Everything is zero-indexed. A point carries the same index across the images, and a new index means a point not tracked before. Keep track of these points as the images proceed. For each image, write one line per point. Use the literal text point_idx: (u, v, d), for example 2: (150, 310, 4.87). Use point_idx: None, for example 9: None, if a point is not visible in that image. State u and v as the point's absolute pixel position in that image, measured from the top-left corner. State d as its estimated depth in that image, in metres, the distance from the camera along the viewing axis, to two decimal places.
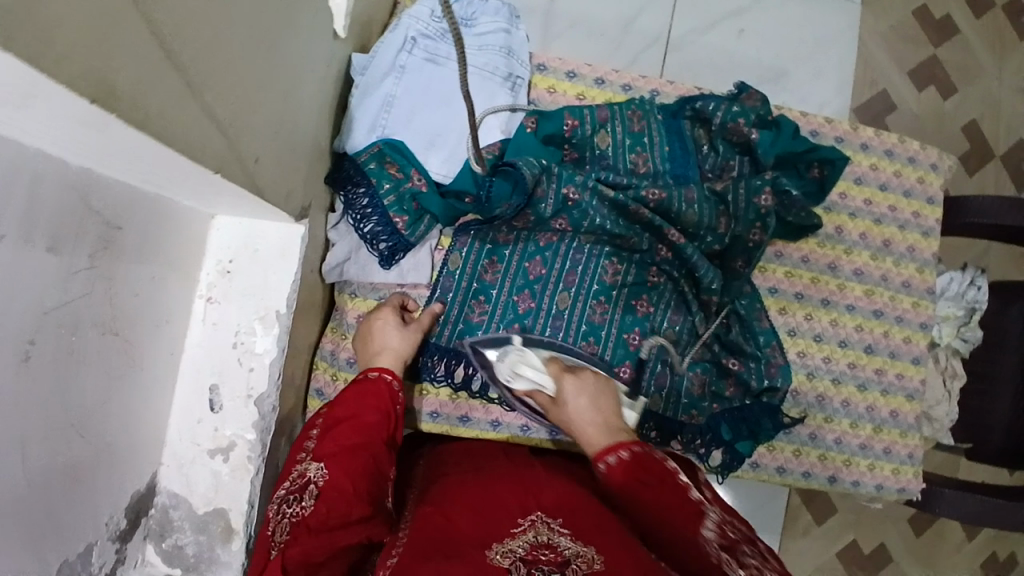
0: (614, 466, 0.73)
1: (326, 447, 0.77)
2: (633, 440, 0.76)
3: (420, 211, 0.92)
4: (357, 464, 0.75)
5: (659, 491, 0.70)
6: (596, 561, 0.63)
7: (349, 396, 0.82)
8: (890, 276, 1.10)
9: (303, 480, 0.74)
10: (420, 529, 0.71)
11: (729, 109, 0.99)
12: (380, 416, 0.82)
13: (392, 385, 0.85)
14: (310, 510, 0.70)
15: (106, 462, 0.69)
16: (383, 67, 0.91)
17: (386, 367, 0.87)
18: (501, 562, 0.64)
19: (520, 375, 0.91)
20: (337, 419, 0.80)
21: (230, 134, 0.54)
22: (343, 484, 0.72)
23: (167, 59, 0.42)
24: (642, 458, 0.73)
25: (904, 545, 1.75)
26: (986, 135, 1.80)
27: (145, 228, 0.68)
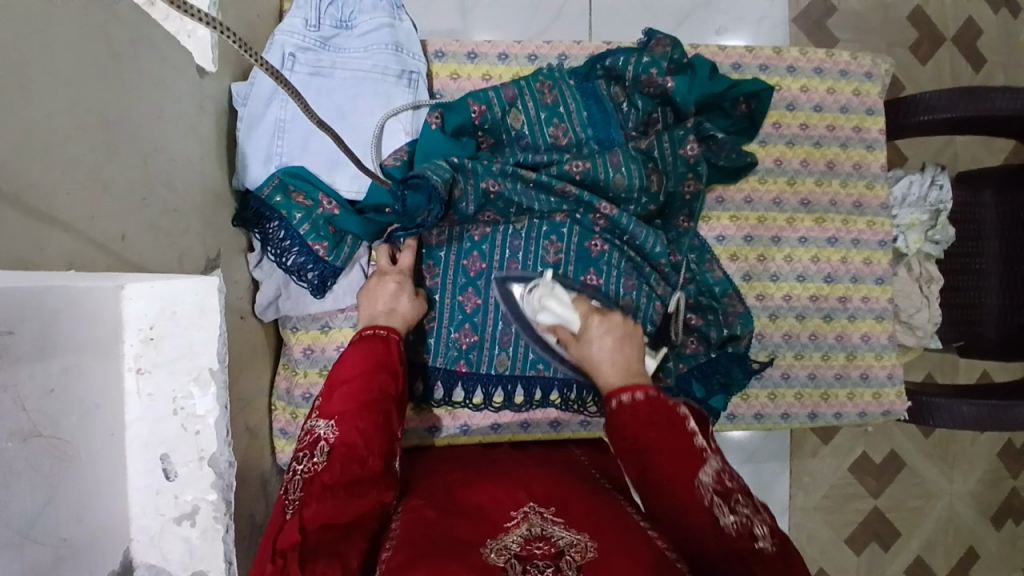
0: (626, 405, 0.72)
1: (336, 404, 0.72)
2: (647, 386, 0.74)
3: (340, 234, 0.89)
4: (371, 420, 0.71)
5: (666, 438, 0.68)
6: (590, 550, 0.63)
7: (357, 353, 0.77)
8: (839, 199, 1.06)
9: (311, 438, 0.69)
10: (413, 526, 0.66)
11: (639, 61, 0.94)
12: (391, 372, 0.77)
13: (398, 345, 0.81)
14: (324, 467, 0.66)
15: (66, 564, 0.64)
16: (264, 93, 0.85)
17: (393, 328, 0.82)
18: (497, 560, 0.62)
19: (546, 308, 0.88)
20: (343, 377, 0.74)
21: (69, 223, 0.52)
22: (357, 438, 0.69)
23: None
24: (650, 406, 0.71)
25: (914, 449, 1.76)
26: (933, 20, 1.73)
27: (40, 320, 0.60)
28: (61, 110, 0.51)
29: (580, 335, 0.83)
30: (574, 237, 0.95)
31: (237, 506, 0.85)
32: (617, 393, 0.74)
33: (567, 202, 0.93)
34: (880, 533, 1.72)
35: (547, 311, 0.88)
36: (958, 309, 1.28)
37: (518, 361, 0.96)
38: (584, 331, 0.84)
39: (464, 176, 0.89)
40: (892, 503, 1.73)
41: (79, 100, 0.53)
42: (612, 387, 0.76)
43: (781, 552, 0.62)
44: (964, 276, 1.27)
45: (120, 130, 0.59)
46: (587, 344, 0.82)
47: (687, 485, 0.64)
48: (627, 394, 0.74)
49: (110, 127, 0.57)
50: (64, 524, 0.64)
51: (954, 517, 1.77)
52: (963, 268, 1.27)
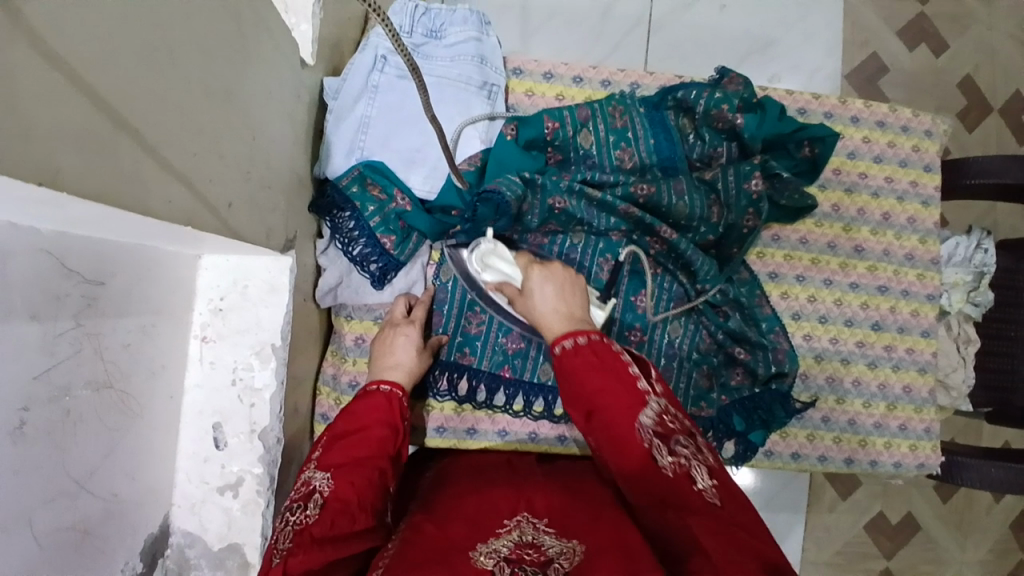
0: (569, 349, 0.70)
1: (334, 456, 0.72)
2: (593, 330, 0.73)
3: (408, 230, 0.92)
4: (363, 475, 0.70)
5: (602, 373, 0.66)
6: (577, 557, 0.64)
7: (358, 411, 0.79)
8: (892, 250, 1.08)
9: (307, 491, 0.68)
10: (414, 543, 0.66)
11: (711, 96, 0.96)
12: (393, 428, 0.79)
13: (402, 402, 0.83)
14: (315, 519, 0.63)
15: (116, 514, 0.66)
16: (355, 88, 0.90)
17: (398, 384, 0.84)
18: (485, 564, 0.63)
19: (491, 267, 0.87)
20: (344, 430, 0.76)
21: (191, 184, 0.55)
22: (350, 493, 0.67)
23: (106, 117, 0.43)
24: (589, 350, 0.69)
25: (933, 513, 1.73)
26: (986, 88, 1.76)
27: (128, 281, 0.66)
28: (197, 75, 0.54)
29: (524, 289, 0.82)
30: (629, 257, 0.97)
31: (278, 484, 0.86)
32: (562, 339, 0.73)
33: (627, 224, 0.96)
34: None
35: (491, 267, 0.87)
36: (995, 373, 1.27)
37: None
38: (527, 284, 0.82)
39: (533, 191, 0.92)
40: (906, 567, 1.70)
41: (212, 66, 0.56)
42: (559, 332, 0.74)
43: (721, 495, 0.57)
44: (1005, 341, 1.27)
45: (237, 102, 0.62)
46: (531, 295, 0.80)
47: (627, 426, 0.63)
48: (572, 337, 0.72)
49: (231, 97, 0.61)
50: (116, 480, 0.66)
51: None
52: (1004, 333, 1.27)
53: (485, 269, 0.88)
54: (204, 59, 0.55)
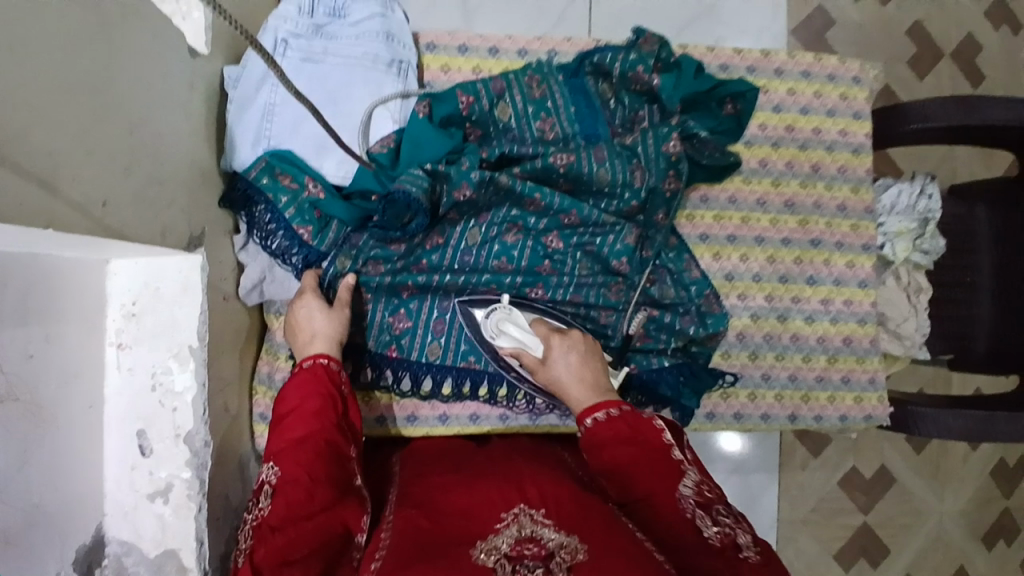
0: (602, 421, 0.77)
1: (276, 443, 0.74)
2: (620, 401, 0.80)
3: (325, 219, 0.90)
4: (307, 453, 0.72)
5: (637, 441, 0.74)
6: (579, 551, 0.63)
7: (290, 388, 0.77)
8: (823, 202, 1.07)
9: (260, 484, 0.72)
10: (403, 533, 0.67)
11: (627, 58, 0.95)
12: (327, 399, 0.77)
13: (330, 368, 0.80)
14: (270, 510, 0.69)
15: (40, 525, 0.65)
16: (256, 76, 0.87)
17: (320, 351, 0.81)
18: (486, 561, 0.63)
19: (505, 332, 0.90)
20: (281, 413, 0.76)
21: (54, 187, 0.53)
22: (299, 474, 0.70)
23: None
24: (630, 419, 0.77)
25: (906, 464, 1.75)
26: (933, 35, 1.74)
27: (28, 287, 0.63)
28: (47, 74, 0.52)
29: (545, 359, 0.87)
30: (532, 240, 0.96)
31: (212, 486, 0.86)
32: (590, 410, 0.80)
33: (546, 219, 0.95)
34: (868, 548, 1.70)
35: (506, 334, 0.90)
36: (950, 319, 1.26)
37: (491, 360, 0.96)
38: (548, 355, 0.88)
39: (438, 181, 0.90)
40: (881, 518, 1.71)
41: (64, 64, 0.54)
42: (583, 406, 0.81)
43: (765, 559, 0.64)
44: (956, 288, 1.26)
45: (106, 98, 0.60)
46: (553, 366, 0.86)
47: (670, 497, 0.70)
48: (601, 410, 0.79)
49: (95, 93, 0.59)
50: (36, 489, 0.64)
51: (944, 534, 1.75)
52: (956, 280, 1.26)
53: (500, 335, 0.90)
54: (60, 64, 0.53)
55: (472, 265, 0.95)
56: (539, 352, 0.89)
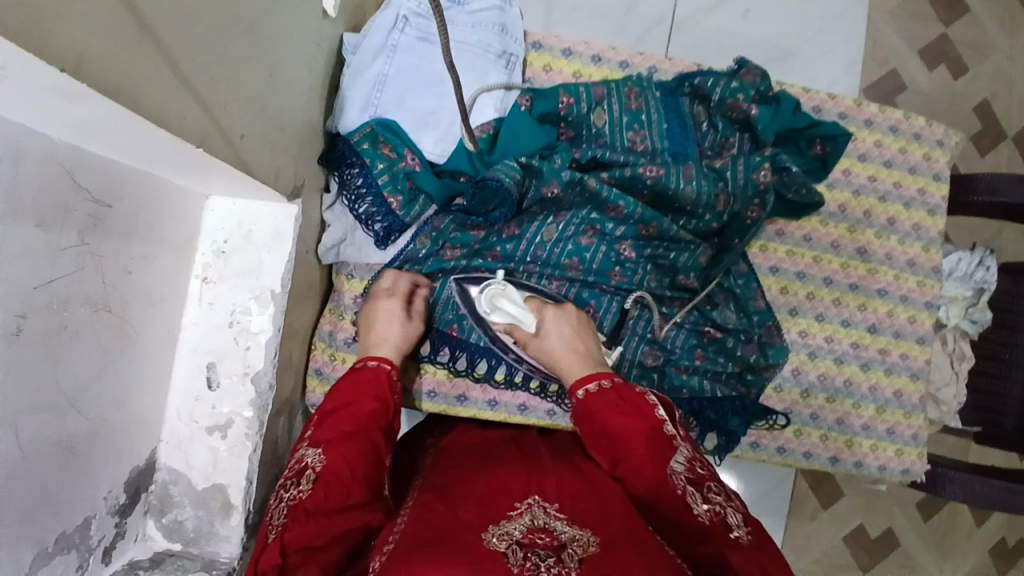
0: (594, 393, 0.78)
1: (324, 432, 0.73)
2: (613, 376, 0.81)
3: (415, 191, 0.93)
4: (354, 448, 0.71)
5: (628, 415, 0.74)
6: (591, 544, 0.63)
7: (348, 385, 0.79)
8: (894, 254, 1.08)
9: (298, 468, 0.70)
10: (421, 518, 0.65)
11: (728, 85, 0.97)
12: (380, 401, 0.79)
13: (391, 376, 0.82)
14: (308, 494, 0.66)
15: (103, 437, 0.68)
16: (374, 47, 0.92)
17: (372, 354, 0.84)
18: (497, 546, 0.61)
19: (499, 309, 0.90)
20: (331, 407, 0.76)
21: (210, 111, 0.56)
22: (342, 465, 0.69)
23: (142, 30, 0.44)
24: (616, 394, 0.77)
25: (914, 532, 1.72)
26: (1002, 112, 1.76)
27: (136, 211, 0.68)
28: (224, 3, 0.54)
29: (536, 332, 0.88)
30: (605, 245, 0.98)
31: (268, 430, 0.86)
32: (584, 383, 0.81)
33: (625, 226, 0.97)
34: None
35: (500, 310, 0.90)
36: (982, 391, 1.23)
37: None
38: (542, 326, 0.89)
39: (529, 176, 0.93)
40: None
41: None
42: (578, 376, 0.82)
43: (756, 540, 0.63)
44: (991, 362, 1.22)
45: (259, 35, 0.62)
46: (545, 339, 0.87)
47: (658, 472, 0.69)
48: (595, 383, 0.80)
49: (253, 30, 0.61)
50: (107, 403, 0.67)
51: None
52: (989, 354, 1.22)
53: (495, 311, 0.91)
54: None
55: (544, 259, 0.96)
56: (532, 329, 0.89)
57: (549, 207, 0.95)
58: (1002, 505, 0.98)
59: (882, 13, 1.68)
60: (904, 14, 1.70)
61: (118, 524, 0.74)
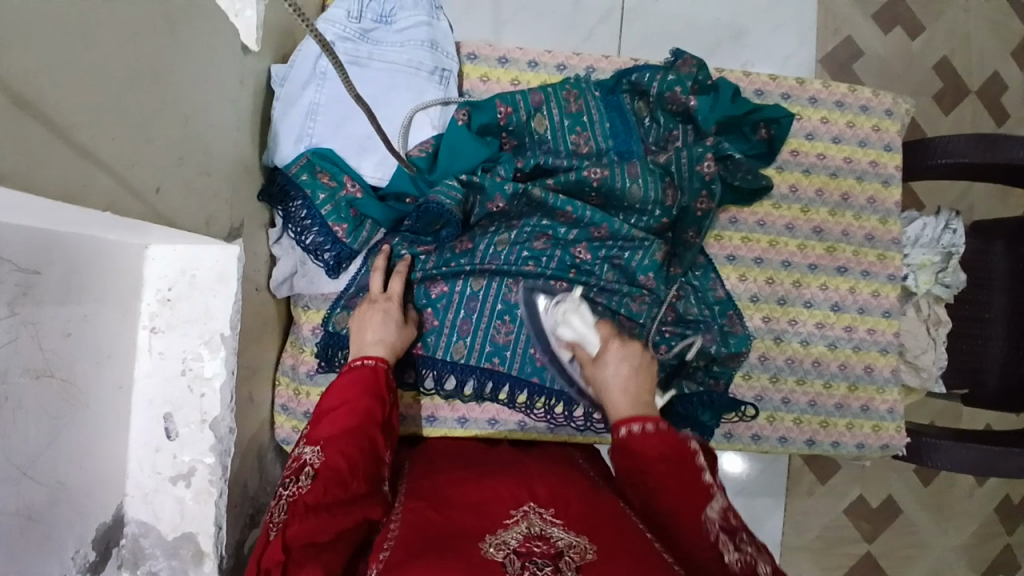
0: (638, 434, 0.72)
1: (323, 429, 0.72)
2: (658, 416, 0.75)
3: (360, 218, 0.92)
4: (354, 445, 0.71)
5: (672, 459, 0.70)
6: (589, 550, 0.60)
7: (341, 386, 0.76)
8: (851, 230, 1.08)
9: (297, 465, 0.70)
10: (413, 525, 0.66)
11: (665, 78, 0.97)
12: (379, 399, 0.77)
13: (381, 371, 0.79)
14: (308, 489, 0.66)
15: (63, 503, 0.66)
16: (303, 76, 0.90)
17: (367, 353, 0.81)
18: (495, 555, 0.60)
19: (568, 323, 0.90)
20: (328, 403, 0.74)
21: (117, 171, 0.55)
22: (342, 461, 0.69)
23: (22, 109, 0.43)
24: (658, 438, 0.72)
25: (913, 497, 1.72)
26: (960, 69, 1.75)
27: (68, 272, 0.66)
28: (120, 64, 0.53)
29: (597, 356, 0.84)
30: (559, 250, 0.96)
31: (233, 474, 0.86)
32: (627, 421, 0.74)
33: (577, 229, 0.96)
34: None
35: (568, 325, 0.89)
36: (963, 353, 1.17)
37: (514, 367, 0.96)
38: (603, 355, 0.84)
39: (472, 193, 0.93)
40: (887, 549, 1.69)
41: (136, 54, 0.55)
42: (623, 415, 0.76)
43: None
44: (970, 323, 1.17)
45: (168, 88, 0.62)
46: (604, 367, 0.82)
47: (694, 523, 0.65)
48: (638, 422, 0.74)
49: (159, 83, 0.60)
50: (62, 466, 0.65)
51: (949, 570, 1.72)
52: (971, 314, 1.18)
53: (564, 325, 0.90)
54: (134, 56, 0.55)
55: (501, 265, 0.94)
56: (594, 349, 0.87)
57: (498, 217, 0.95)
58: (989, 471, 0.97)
59: None
60: None
61: None
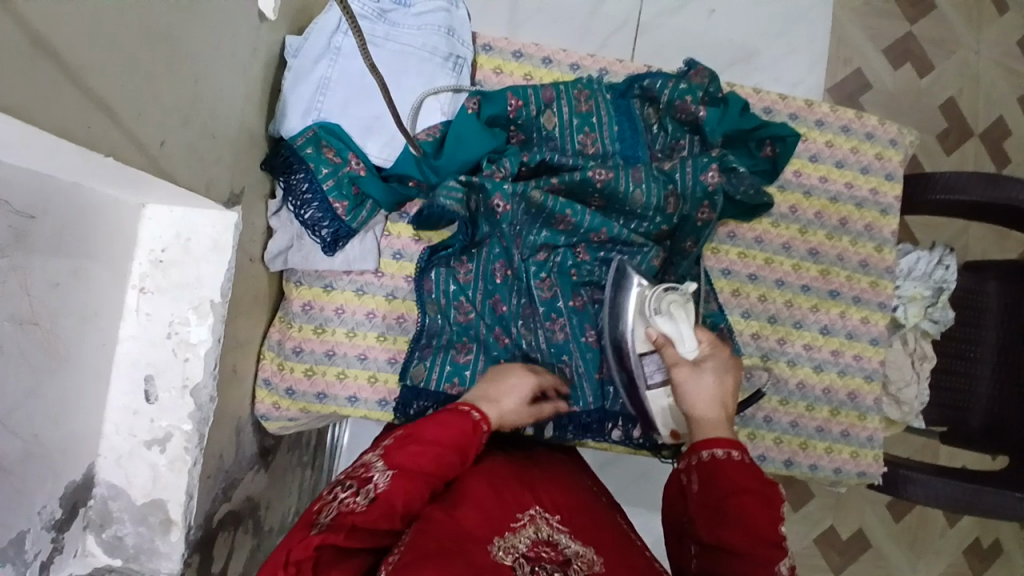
0: (720, 461, 0.71)
1: (397, 455, 0.68)
2: (740, 445, 0.73)
3: (361, 196, 0.93)
4: (419, 484, 0.67)
5: (762, 508, 0.68)
6: (595, 563, 0.65)
7: (432, 423, 0.72)
8: (846, 255, 1.09)
9: (364, 477, 0.67)
10: (426, 531, 0.63)
11: (676, 87, 0.98)
12: (465, 457, 0.73)
13: (478, 422, 0.75)
14: (362, 510, 0.62)
15: (35, 456, 0.64)
16: (316, 50, 0.90)
17: (475, 405, 0.77)
18: (504, 559, 0.63)
19: (668, 315, 0.85)
20: (407, 433, 0.71)
21: (122, 120, 0.55)
22: (401, 501, 0.65)
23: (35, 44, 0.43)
24: (746, 474, 0.70)
25: (885, 530, 1.73)
26: (965, 111, 1.77)
27: (62, 223, 0.64)
28: (136, 12, 0.53)
29: (694, 363, 0.80)
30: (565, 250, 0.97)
31: (209, 445, 0.85)
32: (711, 443, 0.73)
33: (575, 236, 0.96)
34: None
35: (670, 318, 0.84)
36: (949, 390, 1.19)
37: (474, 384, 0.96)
38: (700, 362, 0.81)
39: (473, 191, 0.94)
40: None
41: (153, 4, 0.55)
42: (704, 436, 0.75)
43: None
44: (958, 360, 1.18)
45: (183, 43, 0.61)
46: (689, 380, 0.79)
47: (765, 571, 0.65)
48: (720, 447, 0.72)
49: (173, 36, 0.60)
50: (37, 420, 0.64)
51: None
52: (961, 352, 1.19)
53: (663, 314, 0.86)
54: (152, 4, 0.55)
55: (472, 279, 0.98)
56: (691, 353, 0.81)
57: (482, 220, 0.96)
58: (967, 508, 0.98)
59: (844, 14, 1.69)
60: (867, 15, 1.71)
61: (55, 539, 0.71)
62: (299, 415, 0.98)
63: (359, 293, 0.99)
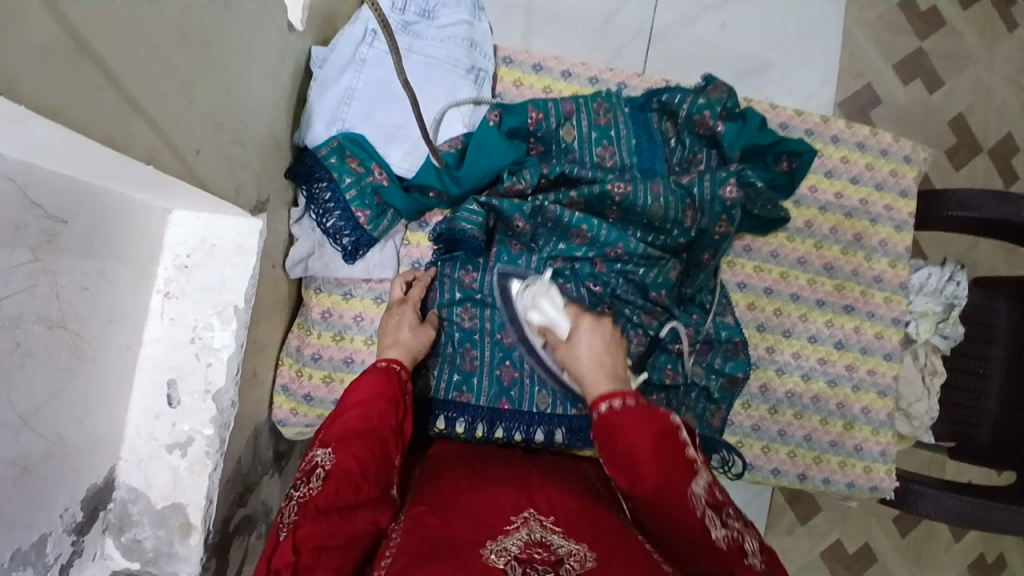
0: (618, 410, 0.70)
1: (334, 431, 0.73)
2: (632, 393, 0.73)
3: (383, 206, 0.95)
4: (364, 447, 0.72)
5: (661, 440, 0.67)
6: (589, 558, 0.60)
7: (364, 383, 0.78)
8: (861, 270, 1.10)
9: (309, 467, 0.70)
10: (413, 532, 0.64)
11: (695, 101, 0.99)
12: (392, 401, 0.78)
13: (401, 374, 0.82)
14: (318, 490, 0.66)
15: (59, 458, 0.65)
16: (342, 61, 0.92)
17: (393, 358, 0.84)
18: (496, 561, 0.59)
19: (538, 307, 0.89)
20: (347, 403, 0.76)
21: (159, 126, 0.56)
22: (352, 464, 0.69)
23: (82, 53, 0.44)
24: (639, 412, 0.70)
25: (891, 545, 1.72)
26: (975, 128, 1.78)
27: (91, 228, 0.65)
28: (177, 22, 0.54)
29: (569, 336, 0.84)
30: (583, 261, 0.98)
31: (228, 450, 0.85)
32: (606, 398, 0.73)
33: (592, 250, 0.97)
34: None
35: (538, 308, 0.89)
36: (955, 405, 1.18)
37: (482, 394, 0.95)
38: (574, 334, 0.85)
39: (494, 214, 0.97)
40: None
41: (193, 14, 0.56)
42: (599, 393, 0.75)
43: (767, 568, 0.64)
44: (962, 374, 1.18)
45: (217, 52, 0.63)
46: (575, 344, 0.83)
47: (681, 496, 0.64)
48: (616, 398, 0.72)
49: (210, 45, 0.61)
50: (62, 421, 0.65)
51: None
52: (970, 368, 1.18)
53: (533, 309, 0.90)
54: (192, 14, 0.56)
55: (477, 287, 0.98)
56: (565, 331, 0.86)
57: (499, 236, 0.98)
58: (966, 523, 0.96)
59: (856, 29, 1.71)
60: (878, 31, 1.73)
61: (75, 542, 0.71)
62: (316, 421, 0.99)
63: (378, 301, 1.00)
